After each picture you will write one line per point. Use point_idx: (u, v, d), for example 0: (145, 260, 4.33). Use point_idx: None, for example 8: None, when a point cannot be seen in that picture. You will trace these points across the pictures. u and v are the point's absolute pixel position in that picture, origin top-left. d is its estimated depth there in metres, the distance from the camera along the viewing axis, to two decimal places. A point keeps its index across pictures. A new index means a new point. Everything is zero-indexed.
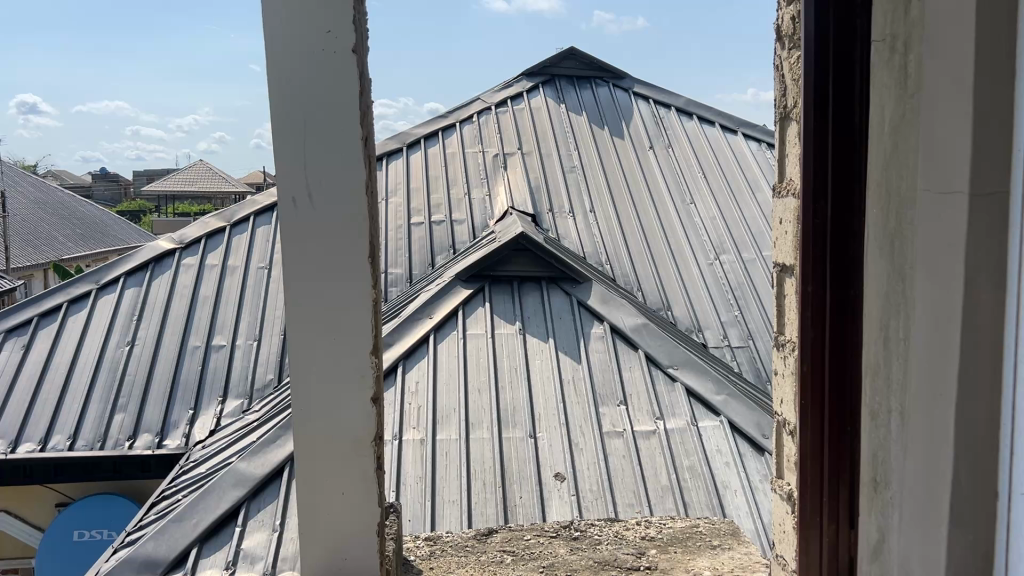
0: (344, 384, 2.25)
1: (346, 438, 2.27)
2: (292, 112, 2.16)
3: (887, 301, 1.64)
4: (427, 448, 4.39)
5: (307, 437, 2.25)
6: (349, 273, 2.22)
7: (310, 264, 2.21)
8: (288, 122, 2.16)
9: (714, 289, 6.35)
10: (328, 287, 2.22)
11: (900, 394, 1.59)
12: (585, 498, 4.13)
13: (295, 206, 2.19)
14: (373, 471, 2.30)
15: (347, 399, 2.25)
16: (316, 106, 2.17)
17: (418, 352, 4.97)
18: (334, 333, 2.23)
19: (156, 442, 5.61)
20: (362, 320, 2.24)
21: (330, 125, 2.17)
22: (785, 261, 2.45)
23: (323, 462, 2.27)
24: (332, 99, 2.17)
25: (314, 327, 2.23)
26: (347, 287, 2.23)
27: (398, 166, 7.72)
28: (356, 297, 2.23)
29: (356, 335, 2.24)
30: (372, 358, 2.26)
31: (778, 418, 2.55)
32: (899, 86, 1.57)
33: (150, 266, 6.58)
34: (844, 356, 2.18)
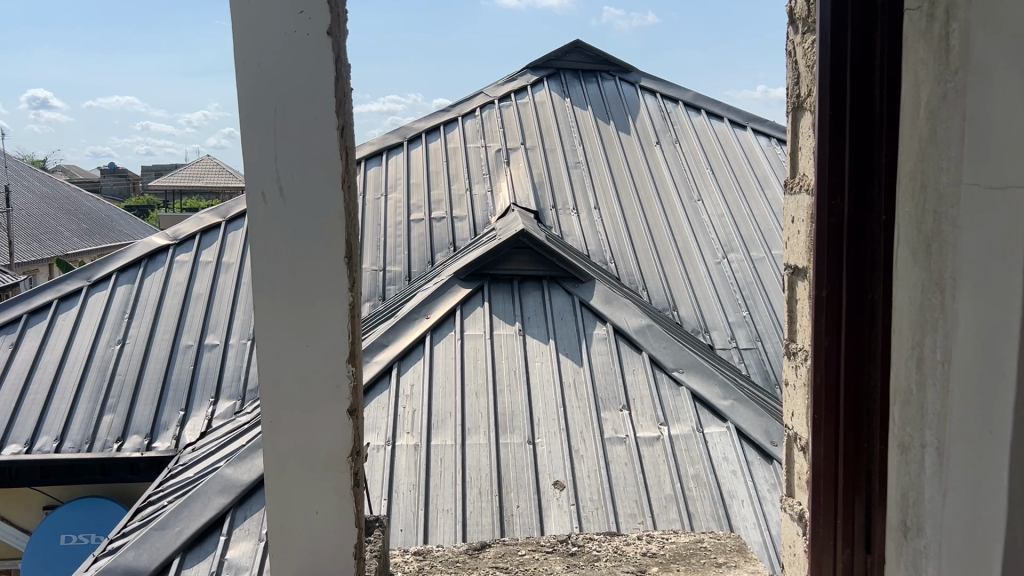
0: (319, 395, 2.09)
1: (320, 453, 2.10)
2: (263, 98, 2.00)
3: (923, 313, 1.49)
4: (421, 454, 4.21)
5: (277, 452, 2.09)
6: (326, 275, 2.06)
7: (283, 266, 2.04)
8: (259, 110, 2.00)
9: (722, 289, 6.18)
10: (302, 291, 2.05)
11: (938, 424, 1.43)
12: (586, 508, 3.97)
13: (264, 201, 2.02)
14: (349, 489, 2.13)
15: (323, 412, 2.09)
16: (288, 91, 2.00)
17: (414, 354, 4.78)
18: (307, 339, 2.07)
19: (145, 444, 5.47)
20: (337, 325, 2.08)
21: (306, 113, 2.01)
22: (797, 263, 2.27)
23: (295, 480, 2.11)
24: (308, 84, 2.00)
25: (284, 334, 2.06)
26: (322, 291, 2.06)
27: (398, 160, 7.54)
28: (332, 302, 2.07)
29: (331, 342, 2.07)
30: (349, 367, 2.10)
31: (789, 432, 2.37)
32: (940, 64, 1.41)
33: (143, 262, 6.44)
34: (860, 369, 2.02)
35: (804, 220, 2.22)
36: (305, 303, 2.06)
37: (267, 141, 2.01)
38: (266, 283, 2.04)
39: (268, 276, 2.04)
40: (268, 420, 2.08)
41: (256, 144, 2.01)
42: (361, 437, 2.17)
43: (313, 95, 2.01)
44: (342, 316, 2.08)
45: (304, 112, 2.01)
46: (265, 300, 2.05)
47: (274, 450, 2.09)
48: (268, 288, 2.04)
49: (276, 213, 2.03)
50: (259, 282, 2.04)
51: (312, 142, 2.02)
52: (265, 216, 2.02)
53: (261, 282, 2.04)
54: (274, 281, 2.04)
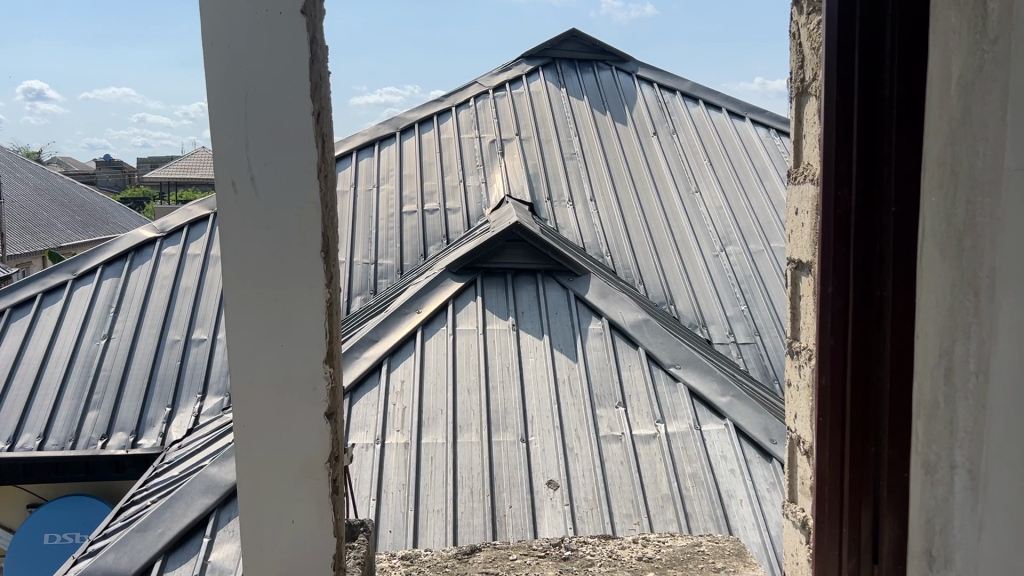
0: (295, 396, 1.97)
1: (296, 459, 1.99)
2: (232, 82, 1.88)
3: (953, 316, 1.43)
4: (411, 453, 4.09)
5: (252, 456, 1.98)
6: (302, 269, 1.95)
7: (256, 260, 1.93)
8: (229, 95, 1.88)
9: (719, 282, 6.08)
10: (277, 288, 1.94)
11: (971, 444, 1.40)
12: (580, 508, 3.86)
13: (235, 192, 1.91)
14: (328, 495, 2.02)
15: (299, 415, 1.98)
16: (259, 74, 1.88)
17: (404, 350, 4.66)
18: (282, 337, 1.96)
19: (130, 442, 5.38)
20: (314, 323, 1.96)
21: (279, 97, 1.89)
22: (800, 258, 2.16)
23: (270, 485, 2.00)
24: (281, 66, 1.88)
25: (257, 331, 1.95)
26: (298, 287, 1.95)
27: (390, 151, 7.40)
28: (308, 298, 1.95)
29: (306, 340, 1.96)
30: (326, 367, 1.98)
31: (791, 435, 2.25)
32: (978, 49, 1.36)
33: (130, 255, 6.31)
34: (867, 370, 1.92)
35: (809, 211, 2.11)
36: (279, 300, 1.95)
37: (238, 128, 1.89)
38: (237, 278, 1.93)
39: (239, 269, 1.93)
40: (240, 424, 1.97)
41: (226, 130, 1.90)
42: (340, 441, 2.05)
43: (287, 78, 1.89)
44: (319, 313, 1.96)
45: (276, 95, 1.89)
46: (235, 295, 1.93)
47: (245, 456, 1.98)
48: (240, 284, 1.93)
49: (247, 204, 1.91)
50: (229, 278, 1.93)
51: (286, 127, 1.90)
52: (236, 207, 1.92)
53: (232, 278, 1.93)
54: (245, 276, 1.93)
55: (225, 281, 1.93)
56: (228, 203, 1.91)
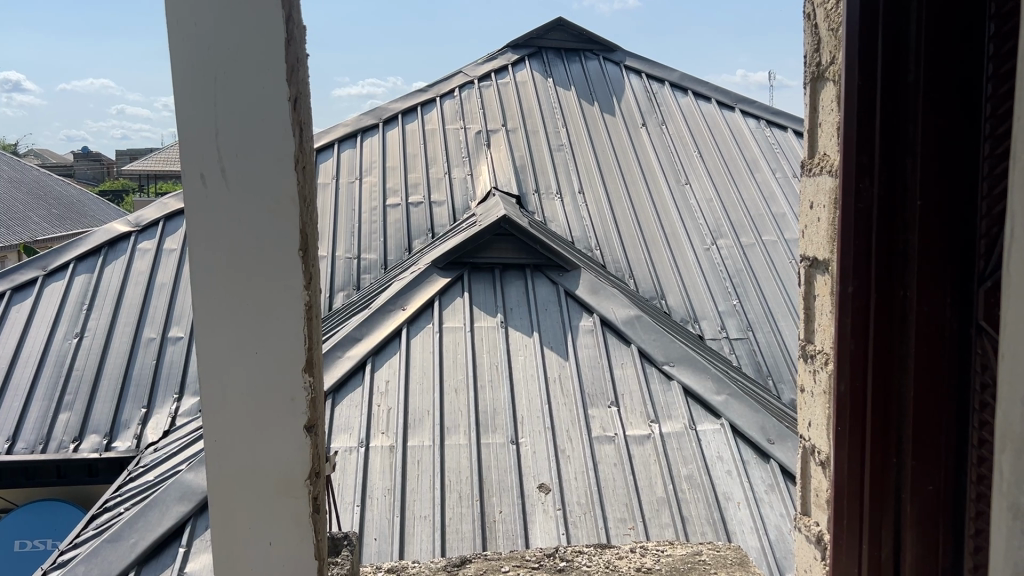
0: (271, 407, 1.82)
1: (272, 478, 1.83)
2: (202, 64, 1.73)
3: None
4: (396, 456, 3.93)
5: (224, 472, 1.82)
6: (277, 269, 1.79)
7: (228, 259, 1.78)
8: (198, 78, 1.73)
9: (710, 276, 5.95)
10: (250, 291, 1.79)
11: None
12: (573, 513, 3.72)
13: (203, 184, 1.76)
14: (308, 514, 1.85)
15: (275, 427, 1.82)
16: (230, 55, 1.73)
17: (389, 348, 4.49)
18: (256, 343, 1.80)
19: (104, 445, 5.18)
20: (291, 327, 1.80)
21: (252, 80, 1.74)
22: (816, 255, 2.04)
23: (244, 503, 1.84)
24: (253, 45, 1.72)
25: (229, 336, 1.79)
26: (274, 289, 1.79)
27: (373, 142, 7.21)
28: (284, 301, 1.79)
29: (283, 346, 1.80)
30: (305, 376, 1.82)
31: (804, 444, 2.14)
32: None
33: (103, 251, 6.10)
34: (889, 373, 1.84)
35: (825, 204, 1.99)
36: (253, 303, 1.79)
37: (206, 114, 1.74)
38: (207, 279, 1.78)
39: (209, 269, 1.78)
40: (211, 438, 1.81)
41: (193, 116, 1.74)
42: (321, 456, 1.89)
43: (260, 59, 1.73)
44: (296, 316, 1.80)
45: (250, 78, 1.73)
46: (205, 298, 1.78)
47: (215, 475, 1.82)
48: (210, 285, 1.78)
49: (217, 197, 1.76)
50: (199, 278, 1.78)
51: (261, 114, 1.74)
52: (205, 201, 1.76)
53: (201, 278, 1.78)
54: (215, 277, 1.78)
55: (194, 282, 1.77)
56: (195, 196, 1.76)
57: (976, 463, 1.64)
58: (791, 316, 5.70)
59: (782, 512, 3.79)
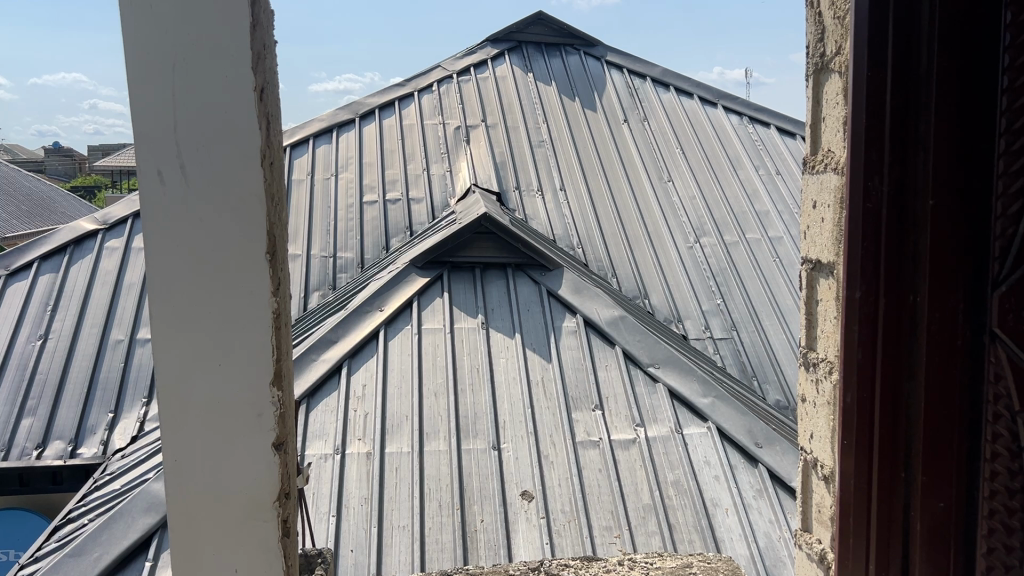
0: (236, 426, 1.68)
1: (239, 500, 1.69)
2: (156, 49, 1.58)
3: None
4: (374, 464, 3.78)
5: (187, 494, 1.69)
6: (243, 276, 1.65)
7: (188, 264, 1.64)
8: (153, 64, 1.58)
9: (694, 275, 5.85)
10: (212, 298, 1.65)
11: None
12: (556, 521, 3.60)
13: (161, 182, 1.61)
14: (277, 541, 1.71)
15: (241, 446, 1.68)
16: (188, 40, 1.58)
17: (366, 351, 4.34)
18: (219, 355, 1.66)
19: (69, 451, 4.98)
20: (257, 338, 1.66)
21: (214, 67, 1.59)
22: (821, 257, 1.93)
23: (208, 528, 1.70)
24: (214, 28, 1.58)
25: (190, 348, 1.66)
26: (240, 297, 1.66)
27: (349, 138, 7.03)
28: (251, 310, 1.66)
29: (248, 359, 1.66)
30: (273, 391, 1.68)
31: (806, 456, 2.04)
32: None
33: (69, 249, 5.90)
34: (897, 386, 1.74)
35: (830, 204, 1.89)
36: (216, 312, 1.66)
37: (162, 104, 1.59)
38: (167, 287, 1.64)
39: (168, 276, 1.64)
40: (172, 458, 1.68)
41: (147, 105, 1.59)
42: (290, 474, 1.75)
43: (222, 44, 1.59)
44: (263, 326, 1.66)
45: (212, 65, 1.59)
46: (165, 307, 1.65)
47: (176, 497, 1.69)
48: (171, 294, 1.64)
49: (173, 196, 1.61)
50: (157, 286, 1.64)
51: (223, 103, 1.60)
52: (162, 199, 1.62)
53: (158, 285, 1.64)
54: (175, 285, 1.64)
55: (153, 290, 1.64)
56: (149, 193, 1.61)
57: (988, 476, 1.59)
58: (776, 316, 5.62)
59: (771, 519, 3.70)
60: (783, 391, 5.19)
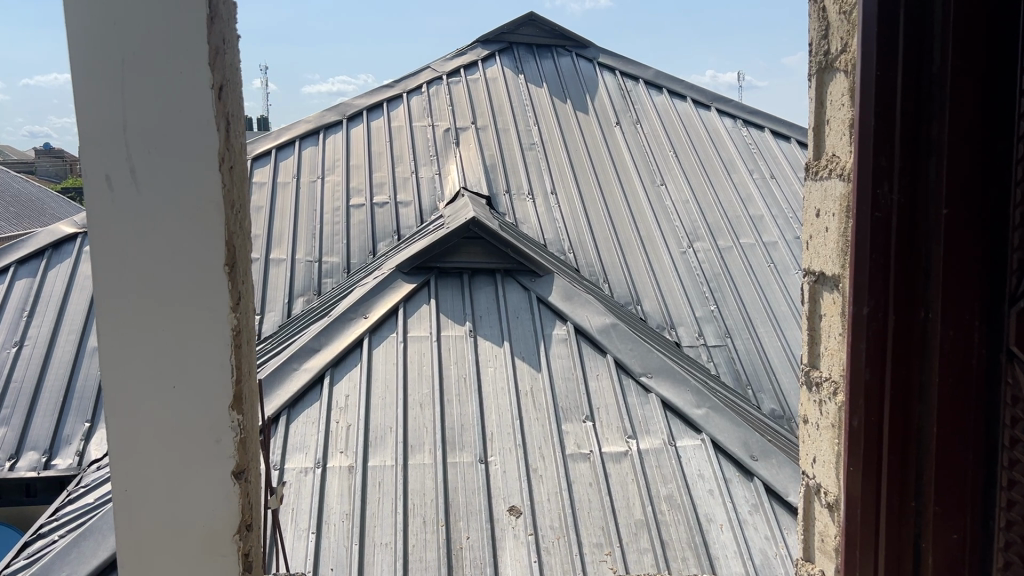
0: (192, 430, 1.77)
1: (198, 532, 1.80)
2: (110, 51, 1.63)
3: None
4: (356, 478, 3.64)
5: (143, 493, 1.78)
6: (199, 284, 1.74)
7: (142, 270, 1.72)
8: (105, 67, 1.64)
9: (687, 280, 5.73)
10: (167, 307, 1.74)
11: None
12: (545, 538, 3.48)
13: (111, 187, 1.68)
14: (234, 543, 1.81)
15: (197, 450, 1.77)
16: (141, 42, 1.64)
17: (349, 360, 4.21)
18: (175, 361, 1.75)
19: (43, 462, 4.84)
20: (212, 345, 1.75)
21: (169, 73, 1.65)
22: (827, 270, 1.82)
23: (163, 527, 1.79)
24: (168, 30, 1.63)
25: (141, 352, 1.74)
26: (196, 306, 1.74)
27: (336, 139, 6.89)
28: (208, 317, 1.75)
29: (205, 365, 1.76)
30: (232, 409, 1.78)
31: (809, 482, 1.95)
32: None
33: (47, 253, 5.76)
34: (908, 408, 1.62)
35: (834, 213, 1.78)
36: (171, 320, 1.74)
37: (112, 117, 1.65)
38: (119, 291, 1.72)
39: (120, 281, 1.71)
40: (127, 458, 1.76)
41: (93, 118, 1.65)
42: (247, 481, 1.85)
43: (178, 48, 1.64)
44: (221, 333, 1.75)
45: (165, 71, 1.65)
46: (120, 311, 1.72)
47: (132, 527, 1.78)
48: (124, 297, 1.72)
49: (123, 217, 1.69)
50: (109, 289, 1.71)
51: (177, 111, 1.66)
52: (111, 205, 1.68)
53: (111, 289, 1.71)
54: (129, 290, 1.72)
55: (104, 293, 1.71)
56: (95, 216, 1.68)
57: (1005, 505, 1.47)
58: (771, 323, 5.50)
59: (767, 535, 3.57)
60: (778, 400, 5.07)
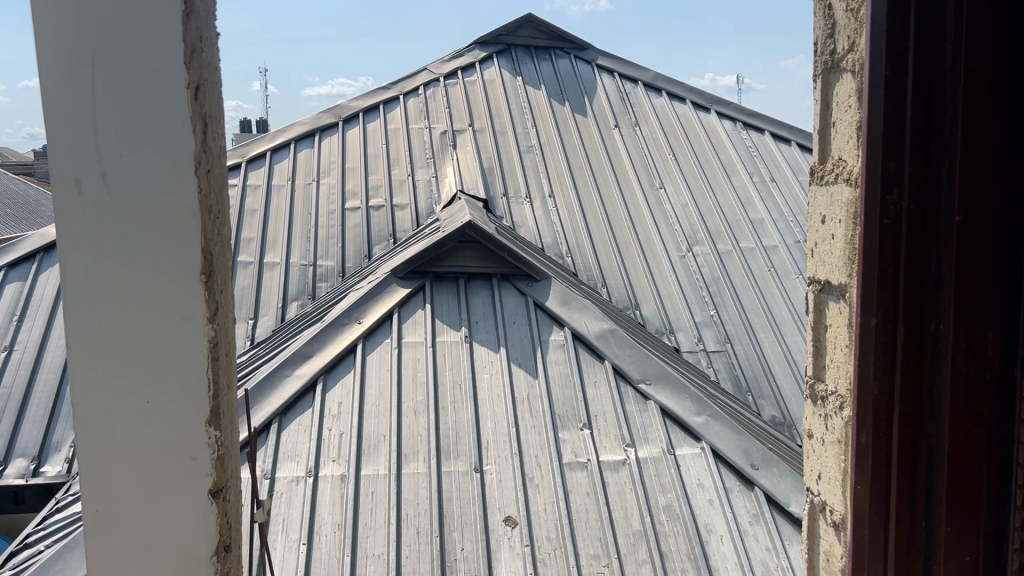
0: (166, 431, 1.84)
1: (176, 540, 1.88)
2: (81, 51, 1.71)
3: None
4: (349, 487, 3.57)
5: (113, 491, 1.85)
6: (174, 286, 1.81)
7: (112, 273, 1.79)
8: (75, 70, 1.72)
9: (687, 285, 5.66)
10: (140, 310, 1.81)
11: None
12: (541, 550, 3.40)
13: (80, 191, 1.76)
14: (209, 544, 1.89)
15: (170, 451, 1.84)
16: (114, 44, 1.71)
17: (342, 366, 4.13)
18: (148, 362, 1.82)
19: (31, 469, 4.76)
20: (185, 347, 1.83)
21: (142, 77, 1.73)
22: (833, 279, 1.74)
23: (136, 525, 1.87)
24: (142, 33, 1.71)
25: (111, 351, 1.81)
26: (169, 309, 1.82)
27: (332, 142, 6.82)
28: (180, 319, 1.82)
29: (178, 368, 1.83)
30: (209, 417, 1.85)
31: (814, 499, 1.88)
32: None
33: (38, 257, 5.68)
34: (918, 424, 1.54)
35: (840, 220, 1.71)
36: (143, 322, 1.81)
37: (82, 118, 1.73)
38: (88, 291, 1.79)
39: (90, 281, 1.79)
40: (99, 456, 1.83)
41: (66, 122, 1.73)
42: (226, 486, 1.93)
43: (152, 51, 1.71)
44: (193, 337, 1.83)
45: (136, 74, 1.73)
46: (92, 311, 1.80)
47: (106, 538, 1.86)
48: (93, 297, 1.79)
49: (93, 218, 1.77)
50: (78, 289, 1.79)
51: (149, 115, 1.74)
52: (80, 207, 1.76)
53: (81, 289, 1.79)
54: (99, 290, 1.79)
55: (72, 292, 1.79)
56: (70, 224, 1.76)
57: None
58: (771, 328, 5.44)
59: (768, 546, 3.50)
60: (778, 407, 5.00)
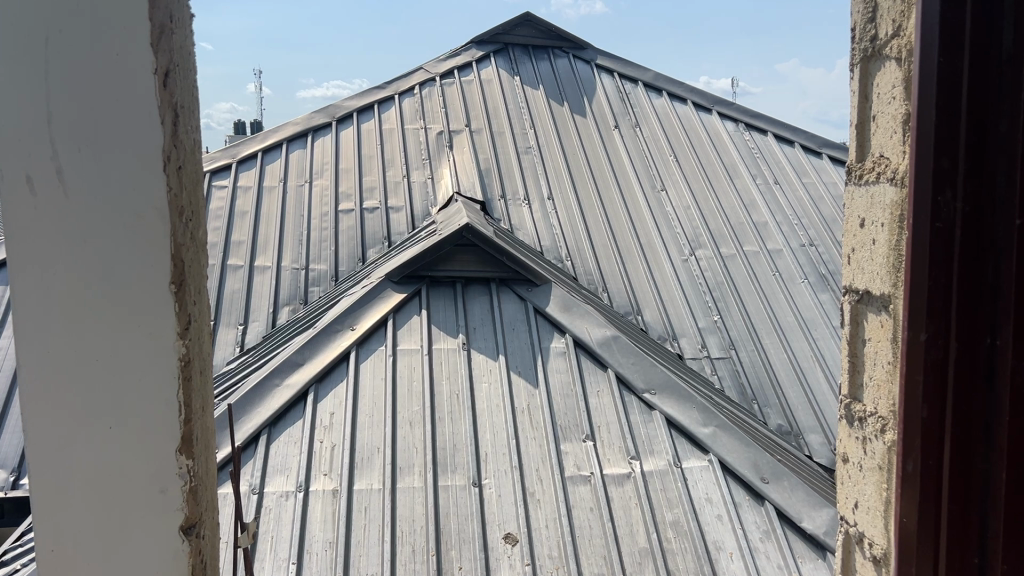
0: (133, 451, 1.72)
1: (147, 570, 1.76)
2: (34, 38, 1.59)
3: None
4: (340, 503, 3.39)
5: (74, 515, 1.72)
6: (142, 295, 1.69)
7: (71, 280, 1.66)
8: (29, 58, 1.59)
9: (690, 291, 5.49)
10: (105, 321, 1.68)
11: None
12: (543, 569, 3.24)
13: (32, 190, 1.63)
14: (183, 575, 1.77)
15: (138, 473, 1.73)
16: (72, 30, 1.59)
17: (335, 374, 3.97)
18: (110, 376, 1.70)
19: (10, 482, 4.62)
20: (152, 360, 1.71)
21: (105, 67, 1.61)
22: (876, 288, 1.59)
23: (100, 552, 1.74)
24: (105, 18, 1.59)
25: (71, 364, 1.68)
26: (137, 320, 1.70)
27: (325, 142, 6.65)
28: (149, 331, 1.70)
29: (146, 383, 1.71)
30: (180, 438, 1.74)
31: (850, 527, 1.74)
32: None
33: None
34: (972, 453, 1.38)
35: (885, 223, 1.55)
36: (107, 334, 1.69)
37: (37, 110, 1.60)
38: (43, 299, 1.66)
39: (46, 287, 1.66)
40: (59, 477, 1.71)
41: (18, 111, 1.60)
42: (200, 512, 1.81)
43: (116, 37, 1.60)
44: (162, 351, 1.72)
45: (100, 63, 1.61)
46: (48, 321, 1.67)
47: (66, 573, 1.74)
48: (49, 306, 1.66)
49: (50, 219, 1.64)
50: (31, 296, 1.66)
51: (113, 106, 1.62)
52: (34, 208, 1.63)
53: (37, 297, 1.66)
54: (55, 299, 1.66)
55: (25, 299, 1.66)
56: (25, 226, 1.63)
57: None
58: (776, 333, 5.30)
59: (779, 564, 3.35)
60: (785, 415, 4.85)
